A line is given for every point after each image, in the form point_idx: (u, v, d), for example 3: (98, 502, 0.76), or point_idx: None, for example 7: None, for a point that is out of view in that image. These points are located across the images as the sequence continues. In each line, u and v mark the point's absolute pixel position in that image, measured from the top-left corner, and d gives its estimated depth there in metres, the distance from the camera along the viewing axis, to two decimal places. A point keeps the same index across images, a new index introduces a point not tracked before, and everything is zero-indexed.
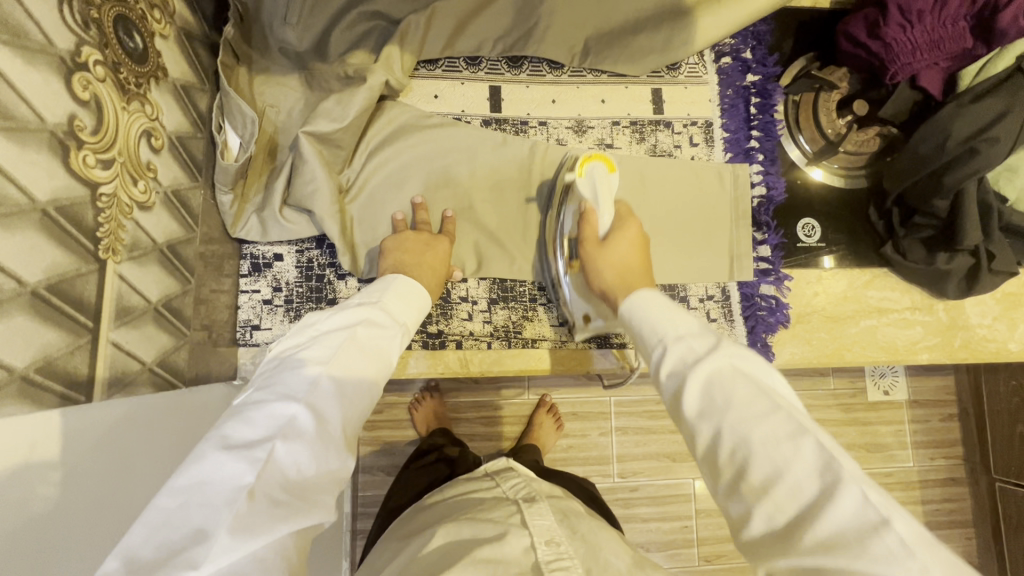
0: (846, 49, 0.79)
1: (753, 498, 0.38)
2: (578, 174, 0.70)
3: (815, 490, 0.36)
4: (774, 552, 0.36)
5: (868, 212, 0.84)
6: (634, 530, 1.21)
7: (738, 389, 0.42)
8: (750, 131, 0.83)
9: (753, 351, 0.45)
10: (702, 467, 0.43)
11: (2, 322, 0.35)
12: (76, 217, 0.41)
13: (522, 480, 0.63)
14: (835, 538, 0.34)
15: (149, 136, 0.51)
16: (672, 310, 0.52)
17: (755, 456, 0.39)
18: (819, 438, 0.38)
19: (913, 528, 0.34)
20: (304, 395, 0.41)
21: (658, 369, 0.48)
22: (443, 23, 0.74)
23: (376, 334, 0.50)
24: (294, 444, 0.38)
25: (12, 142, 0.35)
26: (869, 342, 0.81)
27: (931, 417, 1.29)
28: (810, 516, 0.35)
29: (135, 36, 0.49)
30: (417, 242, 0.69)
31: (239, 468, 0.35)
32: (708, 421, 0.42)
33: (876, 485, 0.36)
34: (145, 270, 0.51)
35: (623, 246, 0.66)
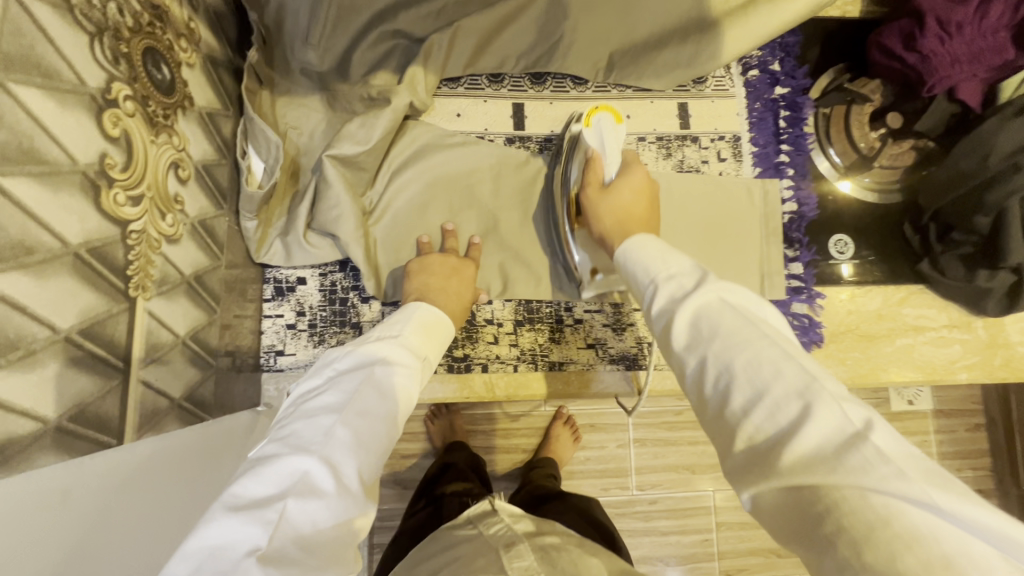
0: (880, 62, 0.76)
1: (737, 419, 0.37)
2: (584, 125, 0.71)
3: (796, 408, 0.35)
4: (754, 469, 0.35)
5: (903, 228, 0.81)
6: (653, 545, 1.19)
7: (726, 321, 0.41)
8: (779, 146, 0.81)
9: (742, 287, 0.44)
10: (690, 396, 0.42)
11: (37, 372, 0.34)
12: (106, 257, 0.40)
13: (505, 523, 0.59)
14: (812, 452, 0.33)
15: (176, 168, 0.50)
16: (666, 254, 0.52)
17: (740, 380, 0.38)
18: (805, 364, 0.37)
19: (894, 442, 0.32)
20: (318, 447, 0.39)
21: (650, 311, 0.48)
22: (466, 41, 0.73)
23: (395, 372, 0.48)
24: (308, 501, 0.36)
25: (45, 186, 0.34)
26: (905, 361, 0.79)
27: (958, 428, 1.26)
28: (790, 432, 0.34)
29: (163, 67, 0.48)
30: (443, 267, 0.67)
31: (249, 531, 0.33)
32: (695, 352, 0.42)
33: (860, 405, 0.35)
34: (173, 304, 0.50)
35: (627, 190, 0.64)
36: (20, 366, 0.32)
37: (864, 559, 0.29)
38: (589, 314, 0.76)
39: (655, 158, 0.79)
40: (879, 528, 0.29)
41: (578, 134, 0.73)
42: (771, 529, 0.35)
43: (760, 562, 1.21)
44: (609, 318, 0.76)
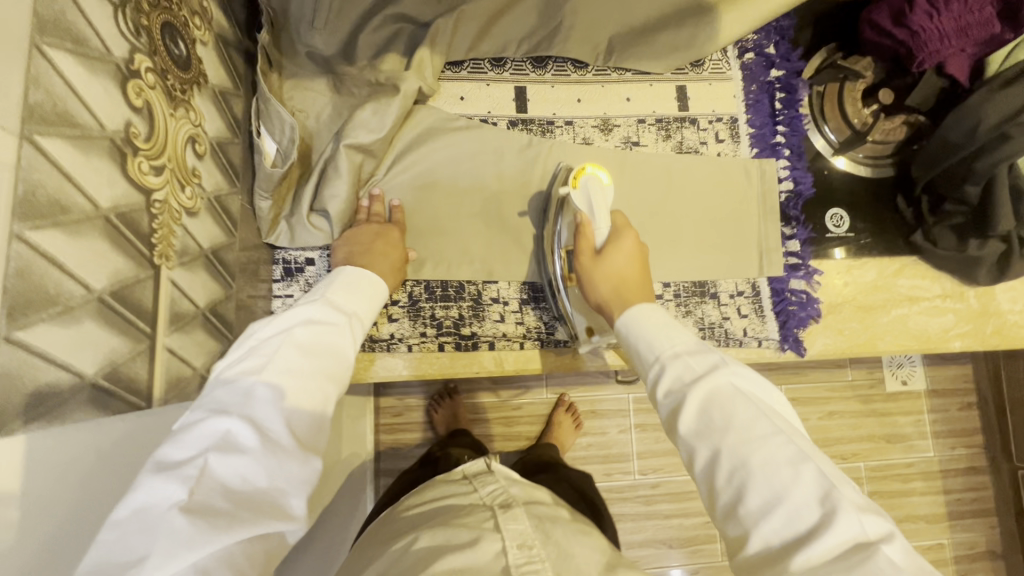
0: (872, 39, 0.78)
1: (751, 518, 0.42)
2: (572, 187, 0.69)
3: (812, 514, 0.40)
4: (769, 566, 0.40)
5: (896, 200, 0.83)
6: (655, 528, 1.21)
7: (739, 412, 0.46)
8: (775, 127, 0.83)
9: (755, 380, 0.50)
10: (699, 483, 0.47)
11: (74, 328, 0.35)
12: (133, 223, 0.41)
13: (499, 484, 0.59)
14: (825, 560, 0.38)
15: (193, 143, 0.51)
16: (677, 330, 0.56)
17: (755, 479, 0.43)
18: (816, 466, 0.43)
19: (899, 552, 0.38)
20: (236, 407, 0.40)
21: (659, 390, 0.52)
22: (469, 25, 0.75)
23: (319, 330, 0.48)
24: (230, 458, 0.37)
25: (77, 148, 0.35)
26: (900, 330, 0.81)
27: (950, 407, 1.29)
28: (807, 537, 0.39)
29: (180, 43, 0.49)
30: (366, 235, 0.66)
31: (171, 489, 0.35)
32: (707, 442, 0.46)
33: (869, 512, 0.41)
34: (194, 276, 0.51)
35: (619, 259, 0.66)
36: (59, 320, 0.33)
37: None
38: None
39: (655, 139, 0.81)
40: None
41: (566, 196, 0.72)
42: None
43: None
44: None
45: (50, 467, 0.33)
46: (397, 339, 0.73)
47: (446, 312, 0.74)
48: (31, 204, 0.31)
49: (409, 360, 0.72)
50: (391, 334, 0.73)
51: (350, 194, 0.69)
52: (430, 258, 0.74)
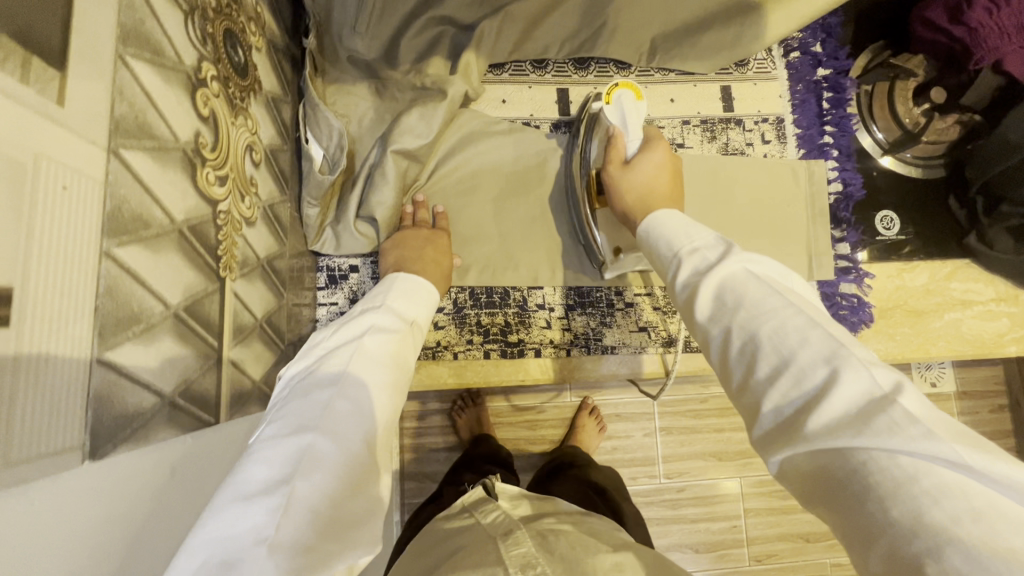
0: (925, 36, 0.76)
1: (761, 391, 0.36)
2: (606, 102, 0.68)
3: (822, 376, 0.34)
4: (782, 438, 0.34)
5: (948, 202, 0.81)
6: (682, 534, 1.17)
7: (751, 291, 0.40)
8: (823, 127, 0.81)
9: (769, 260, 0.43)
10: (715, 366, 0.42)
11: (154, 347, 0.34)
12: (203, 236, 0.40)
13: (502, 510, 0.54)
14: (837, 420, 0.32)
15: (251, 151, 0.50)
16: (688, 226, 0.50)
17: (764, 350, 0.37)
18: (831, 331, 0.36)
19: (920, 402, 0.31)
20: (318, 423, 0.38)
21: (673, 285, 0.47)
22: (513, 27, 0.73)
23: (386, 341, 0.47)
24: (314, 479, 0.35)
25: (154, 159, 0.34)
26: (954, 335, 0.78)
27: (982, 410, 1.25)
28: (816, 399, 0.33)
29: (238, 49, 0.48)
30: (419, 237, 0.66)
31: (260, 517, 0.32)
32: (718, 325, 0.41)
33: (889, 369, 0.34)
34: (252, 286, 0.50)
35: (648, 168, 0.62)
36: (143, 338, 0.32)
37: (893, 514, 0.28)
38: (639, 296, 0.76)
39: (700, 142, 0.80)
40: (906, 485, 0.28)
41: (599, 111, 0.70)
42: (800, 495, 0.35)
43: (790, 547, 1.18)
44: (661, 301, 0.75)
45: (131, 487, 0.31)
46: (443, 347, 0.72)
47: (492, 318, 0.73)
48: (118, 219, 0.30)
49: (455, 368, 0.71)
50: (437, 341, 0.72)
51: (396, 199, 0.68)
52: (474, 265, 0.73)
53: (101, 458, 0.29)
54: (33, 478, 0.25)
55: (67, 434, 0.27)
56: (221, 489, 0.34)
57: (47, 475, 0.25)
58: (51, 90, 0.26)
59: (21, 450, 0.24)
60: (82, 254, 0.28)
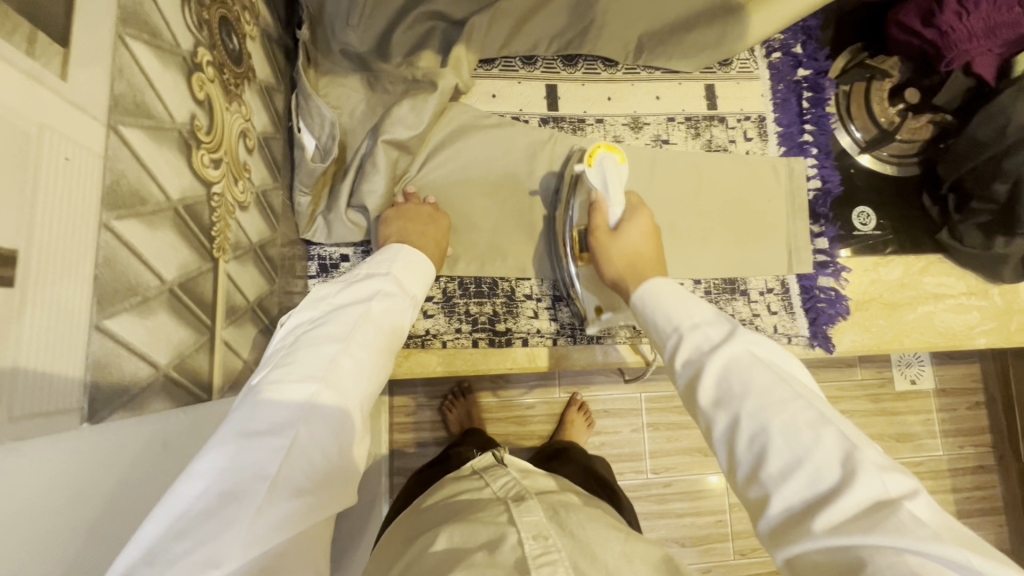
0: (900, 39, 0.79)
1: (772, 485, 0.39)
2: (587, 165, 0.68)
3: (836, 476, 0.37)
4: (795, 533, 0.36)
5: (921, 198, 0.84)
6: (668, 527, 1.19)
7: (759, 377, 0.43)
8: (803, 126, 0.84)
9: (774, 346, 0.46)
10: (719, 455, 0.44)
11: (150, 319, 0.35)
12: (197, 216, 0.41)
13: (511, 476, 0.57)
14: (852, 519, 0.34)
15: (244, 137, 0.51)
16: (691, 301, 0.53)
17: (776, 443, 0.40)
18: (840, 428, 0.39)
19: (927, 510, 0.34)
20: (324, 374, 0.41)
21: (674, 359, 0.49)
22: (503, 23, 0.75)
23: (389, 307, 0.50)
24: (315, 429, 0.38)
25: (152, 138, 0.35)
26: (927, 327, 0.81)
27: (960, 406, 1.29)
28: (830, 498, 0.36)
29: (233, 37, 0.49)
30: (421, 213, 0.68)
31: (264, 455, 0.35)
32: (724, 411, 0.43)
33: (894, 470, 0.37)
34: (245, 270, 0.51)
35: (634, 235, 0.64)
36: (139, 310, 0.33)
37: None
38: None
39: (684, 138, 0.82)
40: None
41: (580, 173, 0.70)
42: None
43: None
44: None
45: (126, 452, 0.32)
46: (433, 335, 0.73)
47: (480, 308, 0.74)
48: (116, 194, 0.31)
49: (443, 356, 0.73)
50: (426, 330, 0.73)
51: (387, 189, 0.70)
52: (464, 255, 0.74)
53: (99, 422, 0.30)
54: (33, 436, 0.26)
55: (67, 396, 0.28)
56: (225, 421, 0.36)
57: (47, 435, 0.26)
58: (54, 65, 0.27)
59: (23, 407, 0.25)
60: (82, 224, 0.29)
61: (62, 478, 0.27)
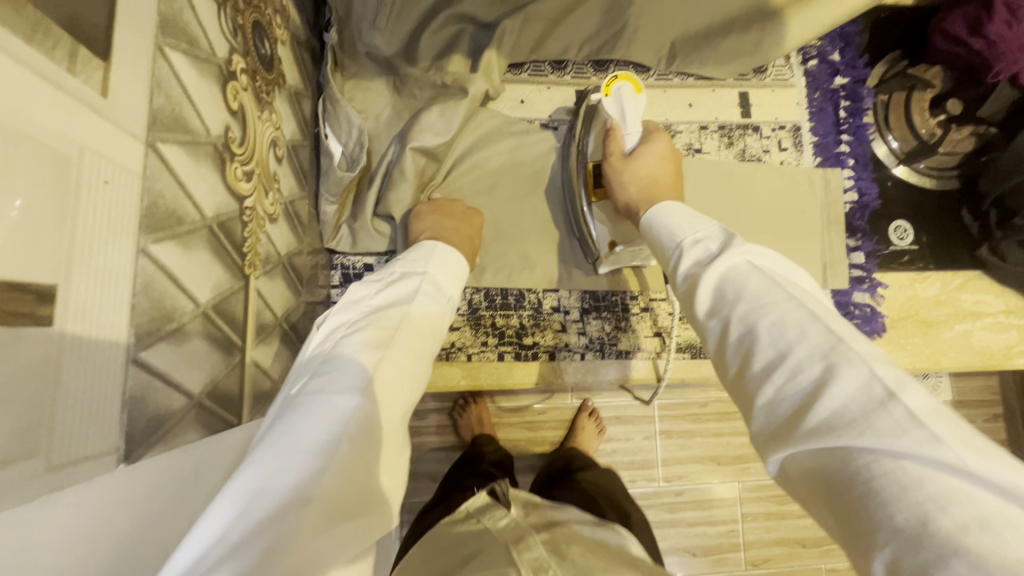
0: (943, 48, 0.76)
1: (757, 383, 0.37)
2: (605, 94, 0.67)
3: (821, 369, 0.34)
4: (778, 430, 0.34)
5: (961, 213, 0.81)
6: (680, 538, 1.13)
7: (752, 284, 0.40)
8: (839, 136, 0.81)
9: (771, 251, 0.43)
10: (711, 358, 0.42)
11: (186, 345, 0.33)
12: (230, 232, 0.39)
13: (511, 517, 0.53)
14: (838, 414, 0.32)
15: (274, 146, 0.49)
16: (691, 215, 0.50)
17: (763, 342, 0.37)
18: (832, 324, 0.36)
19: (926, 401, 0.31)
20: (365, 386, 0.37)
21: (675, 274, 0.47)
22: (534, 27, 0.73)
23: (427, 309, 0.47)
24: (358, 446, 0.34)
25: (188, 154, 0.33)
26: (964, 346, 0.78)
27: (977, 418, 1.15)
28: (815, 394, 0.34)
29: (266, 42, 0.47)
30: (456, 210, 0.66)
31: (303, 475, 0.31)
32: (717, 317, 0.41)
33: (892, 364, 0.34)
34: (273, 284, 0.49)
35: (649, 156, 0.62)
36: (174, 338, 0.31)
37: (895, 518, 0.28)
38: (656, 301, 0.75)
39: (716, 148, 0.80)
40: (912, 489, 0.28)
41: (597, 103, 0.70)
42: (795, 488, 0.35)
43: (785, 551, 1.15)
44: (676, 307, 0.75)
45: (161, 489, 0.30)
46: (457, 348, 0.71)
47: (507, 321, 0.72)
48: (154, 216, 0.30)
49: (467, 369, 0.71)
50: (450, 342, 0.71)
51: (414, 197, 0.68)
52: (490, 265, 0.72)
53: (134, 460, 0.28)
54: (69, 484, 0.24)
55: (102, 437, 0.26)
56: (262, 441, 0.32)
57: (84, 480, 0.25)
58: (95, 82, 0.25)
59: (59, 455, 0.23)
60: (120, 251, 0.27)
61: (89, 516, 0.24)
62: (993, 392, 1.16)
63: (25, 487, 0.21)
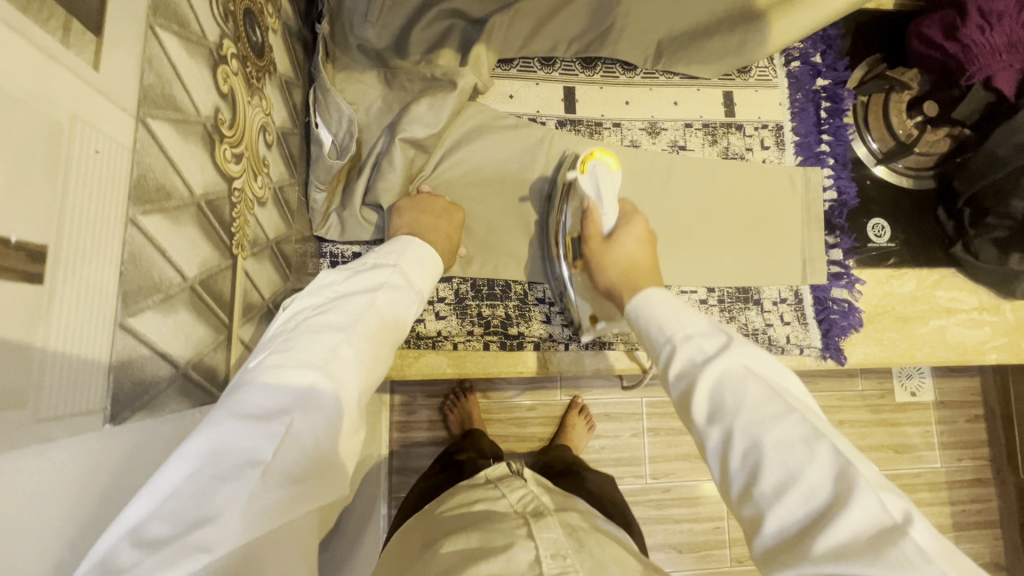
0: (919, 51, 0.79)
1: (766, 504, 0.38)
2: (580, 173, 0.68)
3: (831, 496, 0.36)
4: (790, 554, 0.35)
5: (937, 212, 0.83)
6: (665, 534, 1.15)
7: (752, 392, 0.42)
8: (819, 137, 0.83)
9: (764, 354, 0.46)
10: (712, 470, 0.43)
11: (172, 317, 0.34)
12: (218, 212, 0.40)
13: (528, 489, 0.56)
14: (850, 542, 0.34)
15: (264, 132, 0.50)
16: (680, 308, 0.52)
17: (770, 460, 0.39)
18: (835, 444, 0.39)
19: (929, 536, 0.34)
20: (324, 363, 0.37)
21: (668, 369, 0.48)
22: (523, 23, 0.74)
23: (395, 300, 0.47)
24: (313, 418, 0.35)
25: (178, 131, 0.34)
26: (939, 342, 0.80)
27: (958, 418, 1.18)
28: (827, 520, 0.35)
29: (256, 30, 0.48)
30: (436, 207, 0.67)
31: (258, 441, 0.32)
32: (718, 426, 0.42)
33: (893, 493, 0.36)
34: (261, 267, 0.50)
35: (628, 242, 0.64)
36: (160, 308, 0.32)
37: None
38: None
39: (700, 145, 0.82)
40: None
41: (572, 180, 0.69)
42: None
43: None
44: None
45: (144, 454, 0.31)
46: (444, 337, 0.72)
47: (492, 311, 0.74)
48: (142, 187, 0.31)
49: (453, 357, 0.72)
50: (437, 332, 0.72)
51: (403, 188, 0.69)
52: (476, 256, 0.73)
53: (119, 422, 0.29)
54: (56, 438, 0.25)
55: (89, 398, 0.27)
56: (217, 404, 0.33)
57: (69, 436, 0.25)
58: (87, 54, 0.26)
59: (48, 409, 0.24)
60: (109, 217, 0.28)
61: (70, 469, 0.25)
62: (973, 393, 1.19)
63: (14, 437, 0.22)
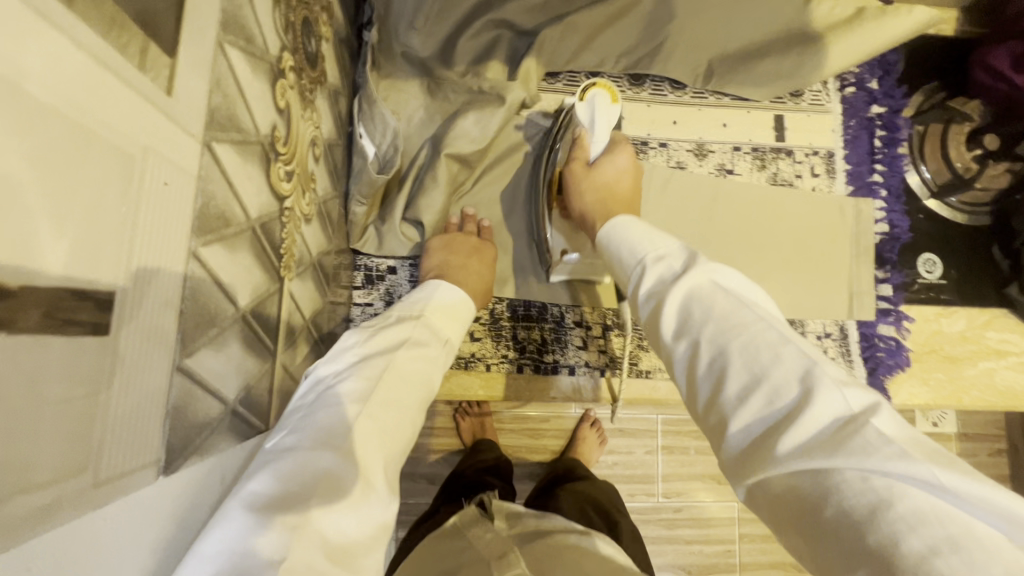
0: (983, 82, 0.76)
1: (728, 411, 0.34)
2: (578, 99, 0.65)
3: (796, 394, 0.32)
4: (752, 458, 0.32)
5: (991, 250, 0.80)
6: (676, 556, 1.11)
7: (721, 302, 0.38)
8: (872, 165, 0.80)
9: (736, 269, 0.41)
10: (679, 384, 0.39)
11: (224, 352, 0.32)
12: (269, 233, 0.38)
13: (494, 532, 0.54)
14: (812, 442, 0.30)
15: (313, 145, 0.48)
16: (652, 231, 0.48)
17: (735, 365, 0.35)
18: (801, 346, 0.35)
19: (896, 425, 0.30)
20: (343, 442, 0.35)
21: (637, 292, 0.44)
22: (573, 37, 0.72)
23: (417, 357, 0.45)
24: (332, 502, 0.32)
25: (239, 153, 0.32)
26: (987, 386, 0.76)
27: (980, 452, 1.11)
28: (791, 417, 0.32)
29: (312, 39, 0.46)
30: (465, 245, 0.65)
31: (274, 531, 0.29)
32: (686, 340, 0.38)
33: (862, 389, 0.33)
34: (304, 285, 0.48)
35: (611, 169, 0.62)
36: (215, 343, 0.30)
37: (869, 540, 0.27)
38: None
39: (747, 170, 0.79)
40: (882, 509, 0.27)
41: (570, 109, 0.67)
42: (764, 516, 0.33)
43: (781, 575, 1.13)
44: None
45: (189, 513, 0.29)
46: (477, 359, 0.70)
47: (529, 333, 0.71)
48: (204, 218, 0.28)
49: (486, 380, 0.70)
50: (471, 352, 0.70)
51: (444, 205, 0.67)
52: (513, 275, 0.71)
53: (172, 471, 0.27)
54: (113, 498, 0.22)
55: (144, 450, 0.25)
56: (230, 494, 0.31)
57: (125, 495, 0.23)
58: (162, 79, 0.24)
59: (105, 471, 0.22)
60: (173, 253, 0.26)
61: (125, 531, 0.23)
62: (997, 427, 1.12)
63: (72, 505, 0.20)
